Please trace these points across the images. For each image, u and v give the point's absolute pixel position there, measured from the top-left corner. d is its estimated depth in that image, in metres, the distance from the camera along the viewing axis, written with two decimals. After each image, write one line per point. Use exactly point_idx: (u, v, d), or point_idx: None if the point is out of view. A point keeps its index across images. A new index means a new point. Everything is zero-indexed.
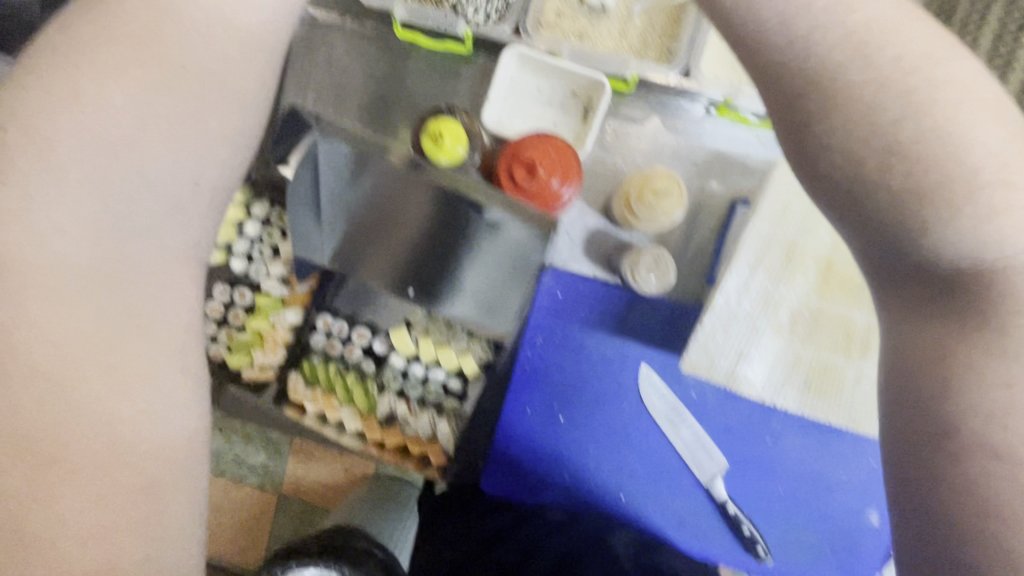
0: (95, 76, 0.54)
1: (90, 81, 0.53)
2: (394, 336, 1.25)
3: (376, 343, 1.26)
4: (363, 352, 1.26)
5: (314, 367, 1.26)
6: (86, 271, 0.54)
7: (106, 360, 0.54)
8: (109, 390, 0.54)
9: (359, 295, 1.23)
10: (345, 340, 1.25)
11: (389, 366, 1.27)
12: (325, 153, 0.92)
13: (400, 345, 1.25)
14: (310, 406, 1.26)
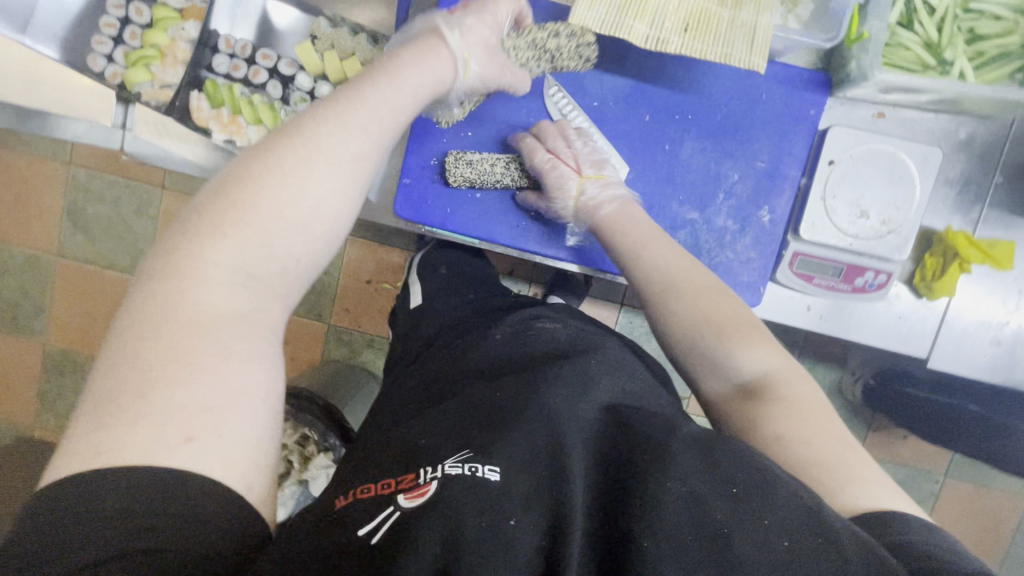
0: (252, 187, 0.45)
1: (231, 232, 0.45)
2: (301, 54, 0.74)
3: (283, 63, 0.75)
4: (271, 78, 0.76)
5: (214, 81, 0.75)
6: (269, 267, 0.46)
7: (131, 340, 0.42)
8: (235, 373, 0.43)
9: (253, 10, 0.76)
10: (246, 50, 0.75)
11: (301, 93, 0.76)
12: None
13: (310, 65, 0.75)
14: (215, 131, 0.74)
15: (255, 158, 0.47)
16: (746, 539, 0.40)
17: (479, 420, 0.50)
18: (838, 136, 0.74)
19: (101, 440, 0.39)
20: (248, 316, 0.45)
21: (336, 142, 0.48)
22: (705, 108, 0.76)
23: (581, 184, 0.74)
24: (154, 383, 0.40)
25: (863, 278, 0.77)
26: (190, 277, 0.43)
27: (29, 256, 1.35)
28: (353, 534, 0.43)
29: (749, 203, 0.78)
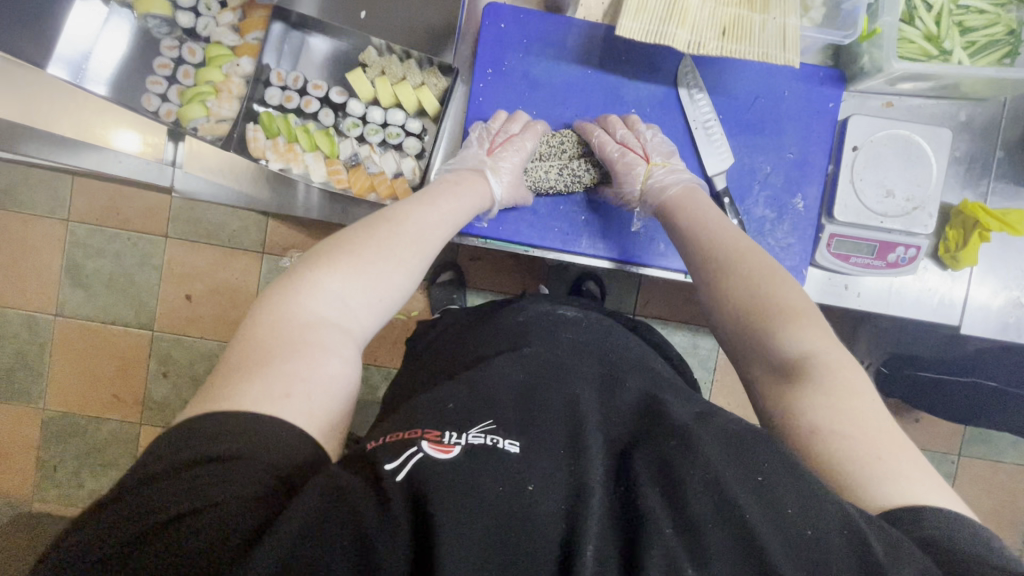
0: (364, 244, 0.56)
1: (338, 263, 0.54)
2: (353, 82, 0.78)
3: (334, 91, 0.79)
4: (323, 106, 0.79)
5: (268, 112, 0.77)
6: (359, 300, 0.53)
7: (254, 334, 0.47)
8: (332, 364, 0.48)
9: (304, 47, 0.79)
10: (296, 80, 0.77)
11: (354, 119, 0.79)
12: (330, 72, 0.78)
13: (362, 91, 0.78)
14: (271, 159, 0.77)
15: (360, 230, 0.58)
16: (749, 507, 0.38)
17: (510, 397, 0.47)
18: (858, 124, 0.81)
19: (219, 395, 0.42)
20: (346, 329, 0.52)
21: (420, 228, 0.61)
22: (735, 108, 0.82)
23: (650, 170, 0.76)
24: (275, 355, 0.46)
25: (895, 253, 0.81)
26: (309, 295, 0.51)
27: (24, 317, 1.27)
28: (381, 470, 0.40)
29: (781, 192, 0.83)
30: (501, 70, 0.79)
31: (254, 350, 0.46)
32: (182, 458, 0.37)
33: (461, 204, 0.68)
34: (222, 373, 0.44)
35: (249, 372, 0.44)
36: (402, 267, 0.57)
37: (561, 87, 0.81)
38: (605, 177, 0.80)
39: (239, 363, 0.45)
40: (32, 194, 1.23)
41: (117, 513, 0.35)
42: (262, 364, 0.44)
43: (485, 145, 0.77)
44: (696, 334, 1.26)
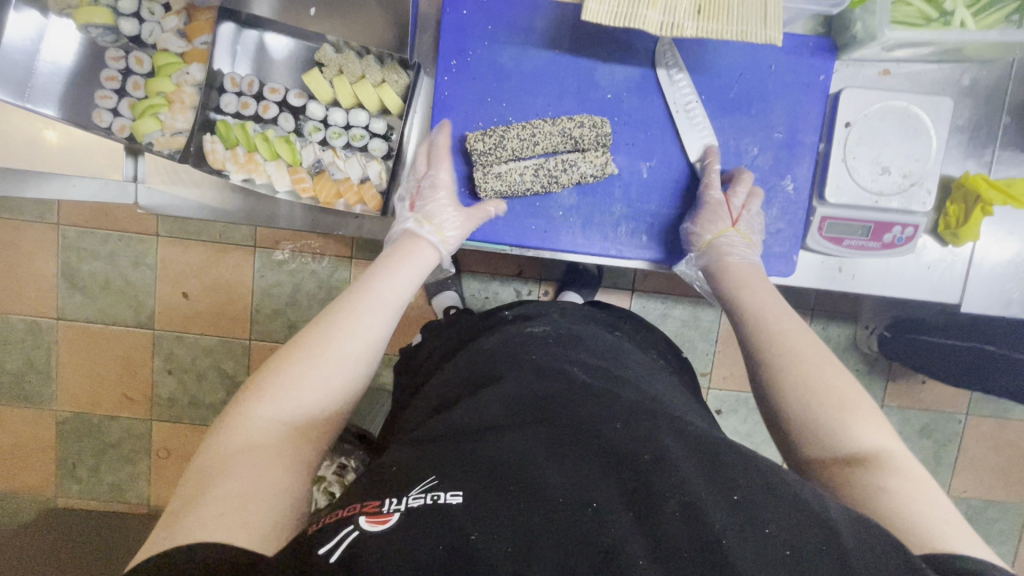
0: (296, 351, 0.55)
1: (270, 375, 0.53)
2: (310, 83, 0.74)
3: (291, 94, 0.75)
4: (282, 111, 0.75)
5: (224, 121, 0.74)
6: (302, 411, 0.52)
7: (192, 476, 0.46)
8: (267, 484, 0.46)
9: (255, 47, 0.75)
10: (251, 84, 0.74)
11: (315, 123, 0.76)
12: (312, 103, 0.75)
13: (321, 93, 0.74)
14: (232, 172, 0.74)
15: (291, 346, 0.55)
16: (717, 521, 0.38)
17: (452, 445, 0.44)
18: (851, 97, 0.75)
19: (160, 539, 0.41)
20: (282, 449, 0.49)
21: (353, 326, 0.57)
22: (717, 87, 0.77)
23: (724, 234, 0.74)
24: (202, 493, 0.44)
25: (891, 233, 0.78)
26: (235, 432, 0.49)
27: (28, 322, 1.19)
28: (314, 552, 0.36)
29: (770, 174, 0.79)
30: (465, 61, 0.74)
31: (192, 489, 0.44)
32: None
33: (404, 277, 0.65)
34: (167, 518, 0.43)
35: (183, 511, 0.42)
36: (342, 357, 0.55)
37: (530, 75, 0.75)
38: (588, 172, 0.75)
39: (175, 505, 0.44)
40: (18, 200, 1.14)
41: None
42: (197, 501, 0.43)
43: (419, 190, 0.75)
44: (696, 307, 1.22)
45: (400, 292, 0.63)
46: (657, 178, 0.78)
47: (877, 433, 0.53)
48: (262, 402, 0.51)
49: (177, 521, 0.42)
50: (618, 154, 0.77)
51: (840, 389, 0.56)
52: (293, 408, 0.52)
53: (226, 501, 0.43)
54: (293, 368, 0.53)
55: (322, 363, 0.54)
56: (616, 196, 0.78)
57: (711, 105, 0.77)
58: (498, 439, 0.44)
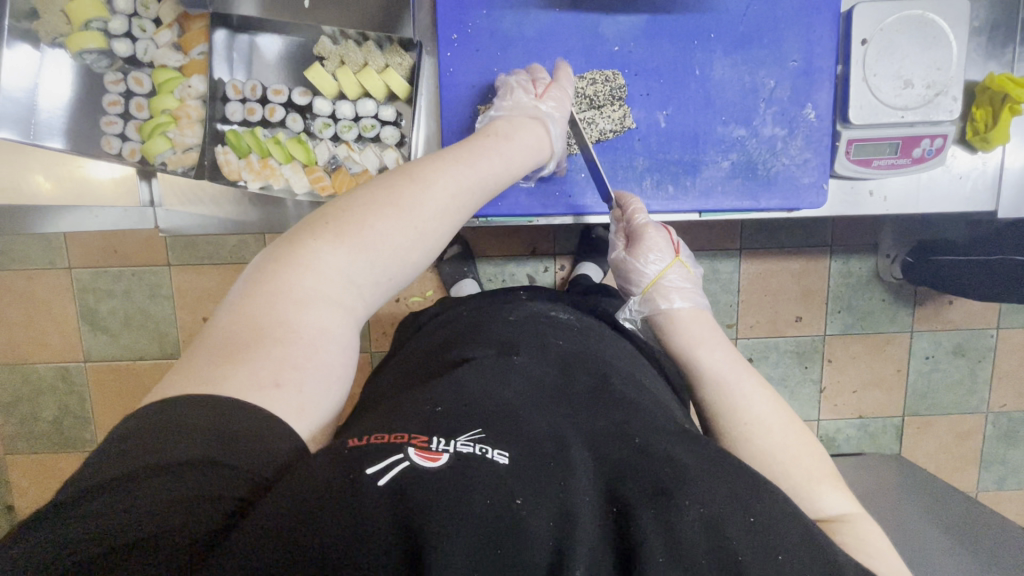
0: (371, 204, 0.51)
1: (336, 219, 0.50)
2: (315, 79, 0.72)
3: (296, 93, 0.73)
4: (289, 112, 0.74)
5: (233, 131, 0.73)
6: (366, 276, 0.51)
7: (253, 303, 0.47)
8: (328, 356, 0.47)
9: (252, 51, 0.74)
10: (253, 88, 0.72)
11: (323, 119, 0.74)
12: (323, 100, 0.73)
13: (327, 87, 0.73)
14: (249, 180, 0.74)
15: (380, 190, 0.53)
16: (737, 540, 0.38)
17: (497, 408, 0.46)
18: (864, 13, 0.73)
19: (207, 375, 0.42)
20: (348, 307, 0.50)
21: (436, 200, 0.54)
22: (726, 23, 0.75)
23: (666, 271, 0.71)
24: (259, 342, 0.44)
25: (921, 146, 0.76)
26: (309, 268, 0.48)
27: (55, 368, 1.19)
28: (364, 474, 0.38)
29: (787, 105, 0.76)
30: (466, 33, 0.72)
31: (247, 327, 0.45)
32: (161, 458, 0.36)
33: (497, 150, 0.61)
34: (220, 343, 0.44)
35: (237, 353, 0.43)
36: (420, 222, 0.53)
37: (535, 38, 0.73)
38: (607, 128, 0.75)
39: (234, 333, 0.45)
40: (27, 249, 1.14)
41: (92, 513, 0.32)
42: (256, 352, 0.44)
43: (530, 90, 0.69)
44: (715, 259, 1.18)
45: (486, 169, 0.59)
46: (676, 125, 0.76)
47: (839, 493, 0.50)
48: (333, 249, 0.49)
49: (233, 363, 0.43)
50: (635, 107, 0.76)
51: (802, 454, 0.52)
52: (366, 269, 0.50)
53: (284, 373, 0.44)
54: (363, 219, 0.50)
55: (395, 223, 0.51)
56: (637, 151, 0.76)
57: (719, 45, 0.75)
58: (542, 421, 0.45)
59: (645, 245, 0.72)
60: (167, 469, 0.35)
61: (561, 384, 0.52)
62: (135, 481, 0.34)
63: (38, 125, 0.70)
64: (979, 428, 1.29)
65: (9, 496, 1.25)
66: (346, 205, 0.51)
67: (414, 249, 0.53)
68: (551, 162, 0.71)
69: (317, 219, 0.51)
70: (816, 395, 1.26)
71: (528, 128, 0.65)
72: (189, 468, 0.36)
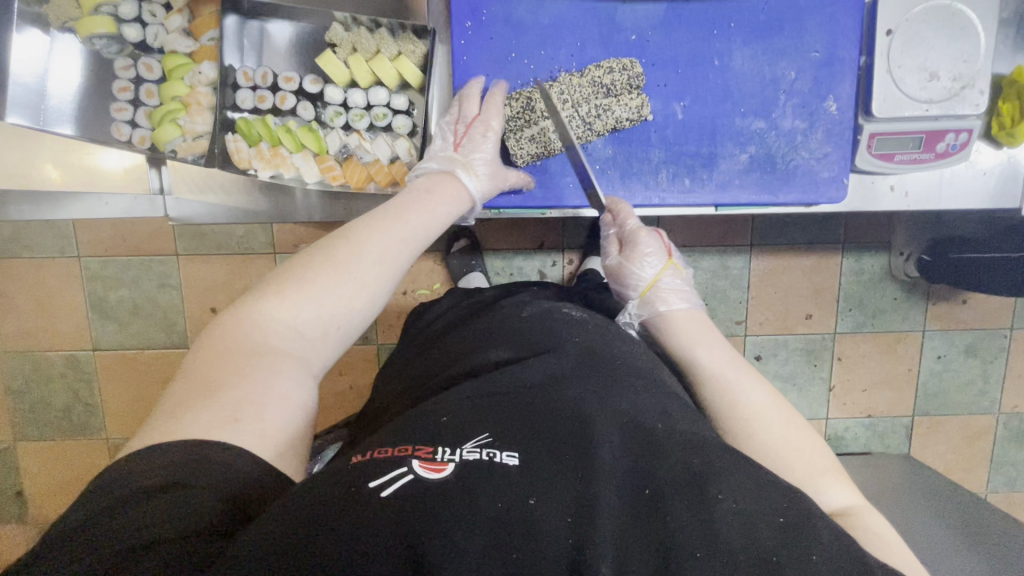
0: (312, 258, 0.53)
1: (279, 275, 0.52)
2: (326, 66, 0.71)
3: (307, 81, 0.72)
4: (299, 100, 0.73)
5: (244, 118, 0.72)
6: (320, 320, 0.51)
7: (199, 360, 0.46)
8: (287, 391, 0.46)
9: (262, 38, 0.72)
10: (264, 76, 0.71)
11: (335, 108, 0.73)
12: (334, 90, 0.72)
13: (338, 75, 0.71)
14: (259, 168, 0.73)
15: (329, 238, 0.55)
16: (769, 532, 0.37)
17: (505, 411, 0.45)
18: (891, 3, 0.71)
19: (167, 426, 0.41)
20: (300, 355, 0.49)
21: (398, 235, 0.56)
22: (747, 12, 0.73)
23: (661, 275, 0.70)
24: (213, 389, 0.43)
25: (945, 141, 0.74)
26: (257, 319, 0.48)
27: (63, 356, 1.19)
28: (368, 484, 0.37)
29: (807, 97, 0.74)
30: (480, 21, 0.71)
31: (196, 381, 0.44)
32: (162, 479, 0.37)
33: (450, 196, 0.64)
34: (170, 402, 0.43)
35: (190, 404, 0.43)
36: (373, 260, 0.54)
37: (550, 26, 0.72)
38: (623, 116, 0.73)
39: (182, 389, 0.44)
40: (35, 237, 1.13)
41: (84, 538, 0.33)
42: (206, 400, 0.43)
43: (449, 138, 0.72)
44: (725, 255, 1.16)
45: (439, 212, 0.62)
46: (693, 117, 0.75)
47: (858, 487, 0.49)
48: (277, 301, 0.50)
49: (188, 411, 0.42)
50: (652, 98, 0.74)
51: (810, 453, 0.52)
52: (313, 312, 0.51)
53: (243, 415, 0.43)
54: (305, 268, 0.52)
55: (340, 266, 0.52)
56: (654, 143, 0.75)
57: (740, 34, 0.73)
58: (555, 417, 0.44)
59: (638, 246, 0.71)
60: (165, 490, 0.36)
61: (572, 379, 0.51)
62: (118, 508, 0.35)
63: (50, 113, 0.70)
64: (991, 429, 1.27)
65: (15, 483, 1.25)
66: (290, 262, 0.53)
67: (367, 287, 0.53)
68: (477, 209, 0.71)
69: (263, 279, 0.52)
70: (825, 393, 1.24)
71: (450, 180, 0.66)
72: (186, 489, 0.37)
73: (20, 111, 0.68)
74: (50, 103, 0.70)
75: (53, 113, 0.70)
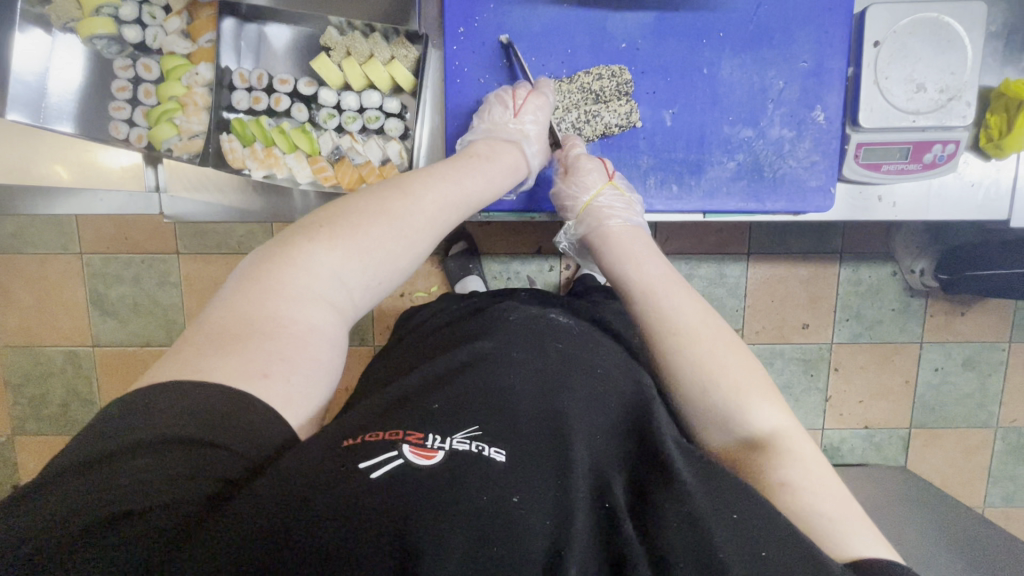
0: (364, 212, 0.55)
1: (328, 221, 0.53)
2: (319, 67, 0.72)
3: (301, 83, 0.73)
4: (293, 101, 0.74)
5: (239, 118, 0.73)
6: (358, 280, 0.54)
7: (246, 294, 0.48)
8: (316, 350, 0.48)
9: (259, 40, 0.74)
10: (260, 77, 0.73)
11: (328, 109, 0.74)
12: (327, 92, 0.73)
13: (331, 76, 0.73)
14: (253, 168, 0.74)
15: (376, 198, 0.57)
16: (730, 540, 0.39)
17: (491, 404, 0.46)
18: (878, 14, 0.72)
19: (197, 363, 0.42)
20: (329, 318, 0.51)
21: (436, 213, 0.59)
22: (736, 22, 0.74)
23: (600, 193, 0.71)
24: (252, 336, 0.45)
25: (932, 152, 0.75)
26: (301, 267, 0.50)
27: (63, 352, 1.20)
28: (356, 466, 0.38)
29: (796, 107, 0.75)
30: (472, 27, 0.72)
31: (239, 318, 0.46)
32: (151, 437, 0.36)
33: (492, 168, 0.67)
34: (206, 338, 0.45)
35: (231, 342, 0.44)
36: (415, 225, 0.57)
37: (542, 33, 0.73)
38: (612, 122, 0.74)
39: (227, 322, 0.46)
40: (38, 233, 1.15)
41: (82, 491, 0.33)
42: (245, 343, 0.45)
43: (509, 105, 0.71)
44: (722, 263, 1.16)
45: (477, 189, 0.64)
46: (682, 124, 0.76)
47: (834, 483, 0.49)
48: (328, 249, 0.52)
49: (226, 354, 0.43)
50: (641, 104, 0.75)
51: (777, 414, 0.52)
52: (358, 262, 0.53)
53: (279, 373, 0.44)
54: (352, 220, 0.54)
55: (385, 225, 0.55)
56: (643, 150, 0.76)
57: (731, 44, 0.74)
58: (535, 416, 0.45)
59: (579, 172, 0.72)
60: (155, 448, 0.36)
61: (559, 370, 0.53)
62: (117, 463, 0.35)
63: (52, 112, 0.71)
64: (988, 443, 1.26)
65: (14, 477, 1.26)
66: (335, 212, 0.55)
67: (405, 248, 0.57)
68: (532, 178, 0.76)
69: (312, 221, 0.54)
70: (821, 403, 1.24)
71: (509, 149, 0.70)
72: (178, 448, 0.36)
73: (24, 110, 0.70)
74: (52, 102, 0.71)
75: (55, 111, 0.72)
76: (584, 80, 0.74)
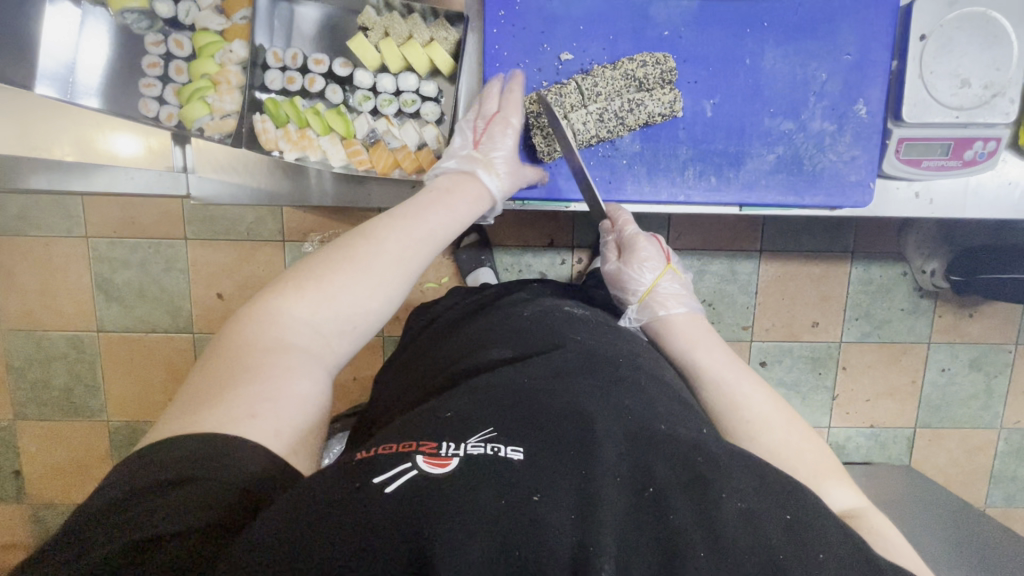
0: (340, 257, 0.53)
1: (303, 268, 0.52)
2: (356, 48, 0.70)
3: (336, 64, 0.72)
4: (329, 83, 0.72)
5: (272, 99, 0.71)
6: (334, 323, 0.51)
7: (228, 348, 0.47)
8: (301, 388, 0.46)
9: (293, 19, 0.71)
10: (294, 57, 0.71)
11: (364, 92, 0.73)
12: (363, 75, 0.72)
13: (370, 58, 0.71)
14: (285, 150, 0.72)
15: (351, 237, 0.55)
16: (776, 530, 0.37)
17: (507, 404, 0.44)
18: (926, 7, 0.71)
19: (191, 409, 0.43)
20: (313, 358, 0.49)
21: (423, 234, 0.57)
22: (780, 12, 0.73)
23: (658, 279, 0.72)
24: (232, 385, 0.44)
25: (973, 149, 0.74)
26: (275, 318, 0.49)
27: (67, 336, 1.18)
28: (370, 481, 0.36)
29: (835, 101, 0.74)
30: (514, 11, 0.71)
31: (222, 371, 0.46)
32: (164, 477, 0.37)
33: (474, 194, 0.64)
34: (197, 391, 0.45)
35: (209, 395, 0.44)
36: (395, 259, 0.54)
37: (584, 18, 0.72)
38: (656, 111, 0.72)
39: (211, 374, 0.46)
40: (44, 215, 1.12)
41: (99, 534, 0.34)
42: (221, 398, 0.43)
43: (483, 116, 0.71)
44: (734, 260, 1.16)
45: (465, 213, 0.63)
46: (722, 115, 0.74)
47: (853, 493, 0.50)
48: (304, 297, 0.50)
49: (203, 408, 0.43)
50: (682, 94, 0.74)
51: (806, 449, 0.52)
52: (334, 307, 0.51)
53: (253, 421, 0.42)
54: (324, 266, 0.52)
55: (358, 266, 0.52)
56: (683, 140, 0.75)
57: (774, 34, 0.73)
58: (559, 411, 0.43)
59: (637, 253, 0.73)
60: (164, 489, 0.37)
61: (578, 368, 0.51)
62: (128, 507, 0.36)
63: (82, 88, 0.69)
64: (991, 443, 1.27)
65: (13, 462, 1.24)
66: (310, 258, 0.54)
67: (389, 281, 0.54)
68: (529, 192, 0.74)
69: (289, 271, 0.53)
70: (827, 401, 1.24)
71: (483, 170, 0.68)
72: (183, 488, 0.37)
73: (53, 86, 0.68)
74: (81, 77, 0.69)
75: (85, 88, 0.69)
76: (630, 66, 0.72)
